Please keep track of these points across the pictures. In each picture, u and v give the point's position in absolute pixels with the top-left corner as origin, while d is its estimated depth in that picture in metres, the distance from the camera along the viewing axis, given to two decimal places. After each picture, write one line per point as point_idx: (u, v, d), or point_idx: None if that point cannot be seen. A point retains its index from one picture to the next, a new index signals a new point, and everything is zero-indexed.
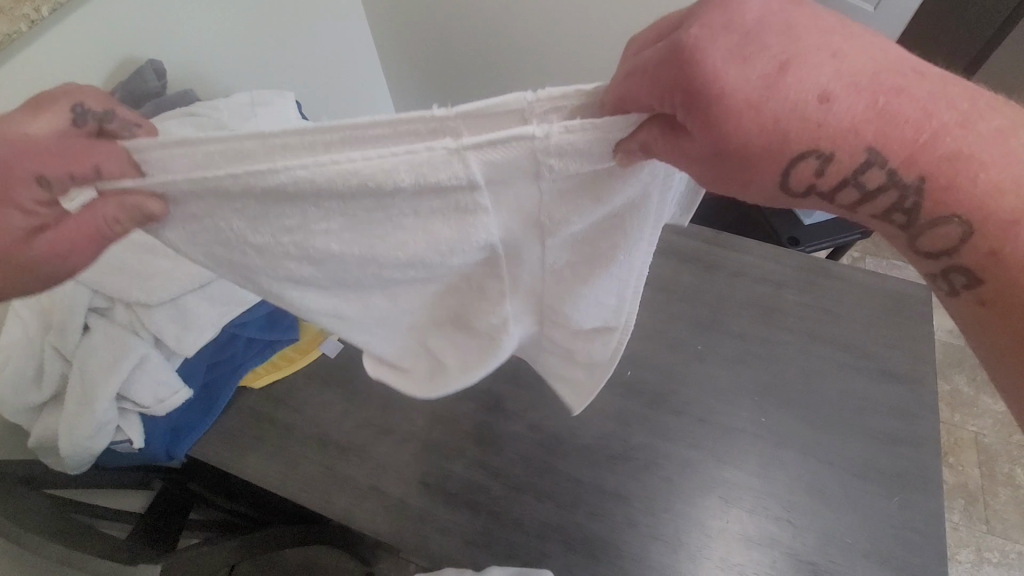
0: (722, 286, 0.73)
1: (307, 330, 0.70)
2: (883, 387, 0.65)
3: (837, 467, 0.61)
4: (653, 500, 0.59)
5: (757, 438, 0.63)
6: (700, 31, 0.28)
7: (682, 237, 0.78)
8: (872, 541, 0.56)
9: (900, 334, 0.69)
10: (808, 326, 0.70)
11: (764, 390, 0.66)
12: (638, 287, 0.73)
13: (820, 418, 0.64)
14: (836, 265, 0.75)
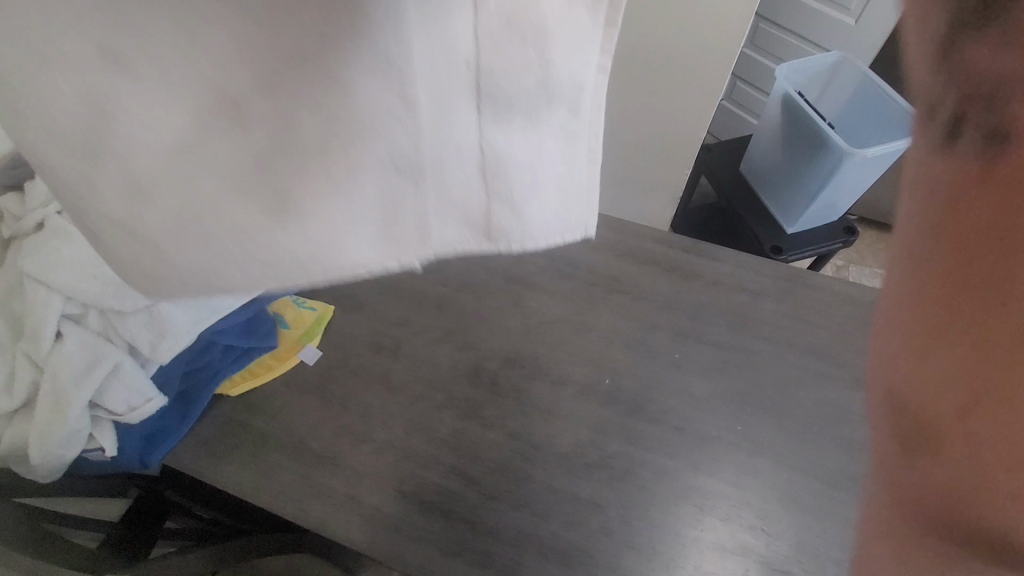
0: (700, 295, 0.74)
1: (285, 337, 0.71)
2: (857, 395, 0.66)
3: (811, 475, 0.61)
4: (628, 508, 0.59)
5: (732, 447, 0.63)
6: None
7: (662, 245, 0.78)
8: (844, 549, 0.57)
9: None
10: (784, 334, 0.71)
11: (739, 398, 0.66)
12: (617, 295, 0.74)
13: (794, 426, 0.64)
14: (813, 275, 0.76)
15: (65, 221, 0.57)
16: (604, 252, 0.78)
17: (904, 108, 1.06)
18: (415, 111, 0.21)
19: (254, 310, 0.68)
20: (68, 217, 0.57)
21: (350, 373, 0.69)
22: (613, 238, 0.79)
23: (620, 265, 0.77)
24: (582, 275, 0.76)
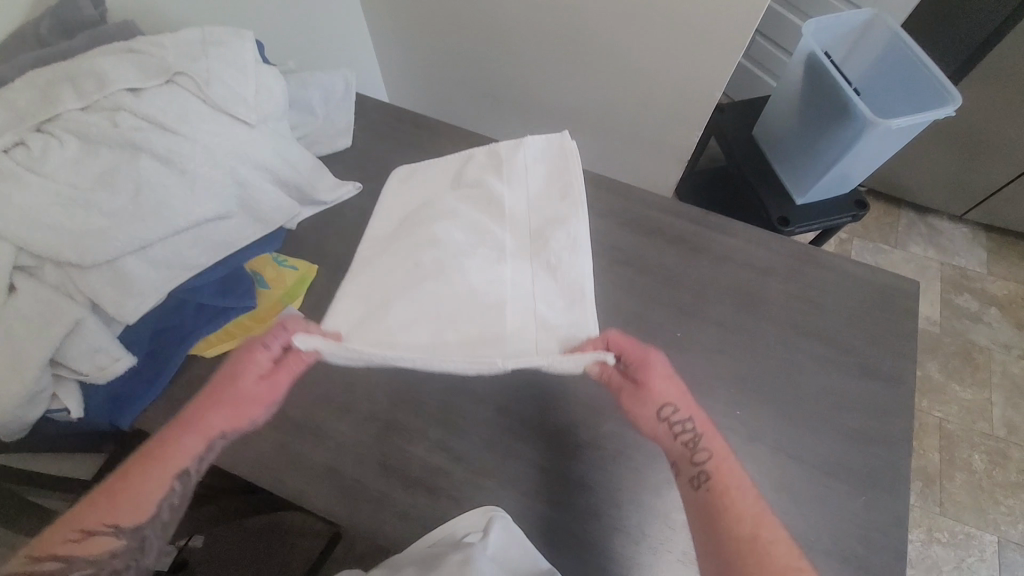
0: (707, 271, 0.70)
1: (265, 298, 0.66)
2: (861, 383, 0.64)
3: (807, 463, 0.59)
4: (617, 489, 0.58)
5: (729, 432, 0.61)
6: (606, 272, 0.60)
7: (669, 215, 0.74)
8: (834, 539, 0.56)
9: (883, 330, 0.67)
10: (792, 317, 0.67)
11: (740, 382, 0.64)
12: (619, 268, 0.70)
13: (794, 413, 0.62)
14: (827, 254, 0.72)
15: (12, 162, 0.50)
16: (608, 220, 0.73)
17: (939, 76, 0.98)
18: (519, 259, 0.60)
19: (231, 268, 0.63)
20: (16, 157, 0.50)
21: None
22: (618, 205, 0.74)
23: (624, 235, 0.72)
24: (584, 243, 0.72)
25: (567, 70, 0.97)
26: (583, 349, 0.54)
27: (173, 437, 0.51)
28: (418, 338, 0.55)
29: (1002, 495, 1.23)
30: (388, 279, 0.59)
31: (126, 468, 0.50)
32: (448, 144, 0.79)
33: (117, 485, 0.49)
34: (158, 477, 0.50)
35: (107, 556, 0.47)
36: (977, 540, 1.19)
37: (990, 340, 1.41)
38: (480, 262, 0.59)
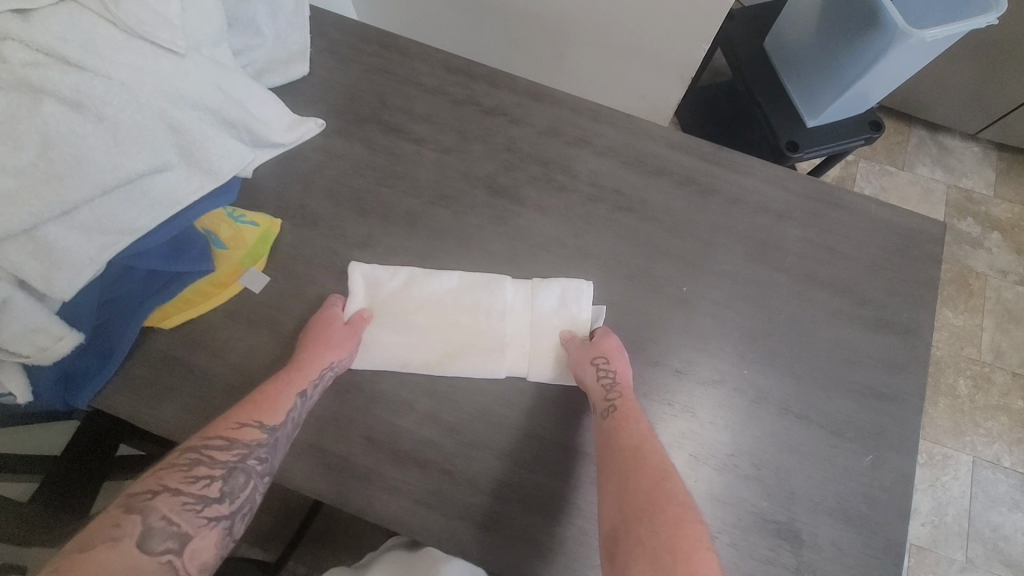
0: (717, 217, 0.63)
1: (222, 260, 0.59)
2: (876, 338, 0.60)
3: (815, 422, 0.57)
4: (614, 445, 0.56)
5: (735, 392, 0.57)
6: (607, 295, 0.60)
7: (676, 152, 0.66)
8: (838, 500, 0.54)
9: (902, 279, 0.62)
10: (808, 267, 0.62)
11: (749, 339, 0.59)
12: (620, 215, 0.63)
13: (804, 372, 0.58)
14: (847, 195, 0.65)
15: None
16: (609, 159, 0.65)
17: None
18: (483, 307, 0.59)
19: (178, 228, 0.55)
20: None
21: (305, 303, 0.59)
22: (619, 141, 0.66)
23: (627, 176, 0.64)
24: (582, 187, 0.64)
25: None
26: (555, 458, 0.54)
27: (272, 387, 0.51)
28: (404, 367, 0.57)
29: (982, 418, 1.27)
30: (391, 313, 0.59)
31: (249, 401, 0.50)
32: (423, 69, 0.68)
33: (233, 417, 0.49)
34: (277, 398, 0.51)
35: (256, 444, 0.49)
36: (953, 461, 1.24)
37: (987, 266, 1.39)
38: (466, 303, 0.59)
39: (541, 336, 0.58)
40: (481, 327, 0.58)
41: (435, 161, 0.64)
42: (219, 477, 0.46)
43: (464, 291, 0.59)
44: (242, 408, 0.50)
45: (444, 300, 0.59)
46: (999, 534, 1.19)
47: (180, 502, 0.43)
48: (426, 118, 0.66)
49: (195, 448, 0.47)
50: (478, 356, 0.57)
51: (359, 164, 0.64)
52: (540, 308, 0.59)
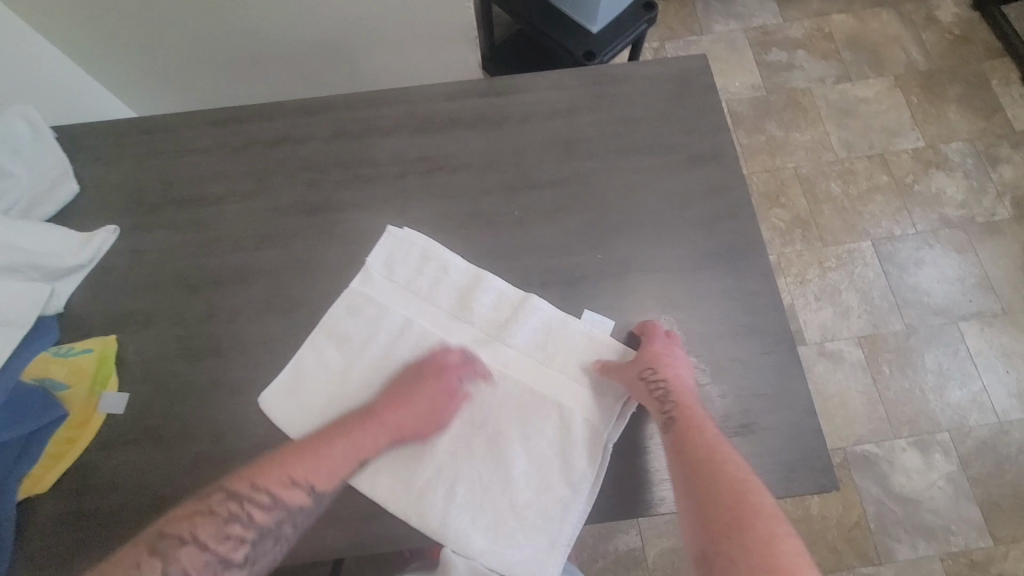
0: (517, 139, 0.66)
1: (72, 399, 0.56)
2: (694, 172, 0.64)
3: (677, 268, 0.61)
4: (553, 360, 0.58)
5: (599, 277, 0.60)
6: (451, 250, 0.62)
7: (457, 101, 0.68)
8: (721, 321, 0.59)
9: (691, 115, 0.67)
10: (611, 143, 0.66)
11: (592, 226, 0.62)
12: (433, 178, 0.65)
13: (649, 230, 0.62)
14: (618, 67, 0.69)
15: None
16: (400, 135, 0.67)
17: None
18: (378, 324, 0.60)
19: (8, 390, 0.53)
20: None
21: (173, 398, 0.57)
22: (403, 115, 0.68)
23: (422, 141, 0.66)
24: (387, 170, 0.65)
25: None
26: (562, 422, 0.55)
27: (399, 414, 0.54)
28: (352, 426, 0.56)
29: (862, 206, 1.39)
30: (301, 389, 0.57)
31: (331, 431, 0.54)
32: (193, 135, 0.67)
33: (326, 442, 0.53)
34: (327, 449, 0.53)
35: (325, 491, 0.52)
36: (857, 251, 1.35)
37: (807, 80, 1.51)
38: (355, 331, 0.59)
39: (432, 309, 0.60)
40: (382, 343, 0.59)
41: (242, 212, 0.64)
42: (286, 507, 0.51)
43: (346, 324, 0.59)
44: (324, 436, 0.53)
45: (339, 342, 0.59)
46: (921, 292, 1.31)
47: (239, 531, 0.50)
48: (217, 177, 0.65)
49: (265, 475, 0.51)
50: (394, 352, 0.59)
51: (171, 247, 0.63)
52: (416, 286, 0.61)
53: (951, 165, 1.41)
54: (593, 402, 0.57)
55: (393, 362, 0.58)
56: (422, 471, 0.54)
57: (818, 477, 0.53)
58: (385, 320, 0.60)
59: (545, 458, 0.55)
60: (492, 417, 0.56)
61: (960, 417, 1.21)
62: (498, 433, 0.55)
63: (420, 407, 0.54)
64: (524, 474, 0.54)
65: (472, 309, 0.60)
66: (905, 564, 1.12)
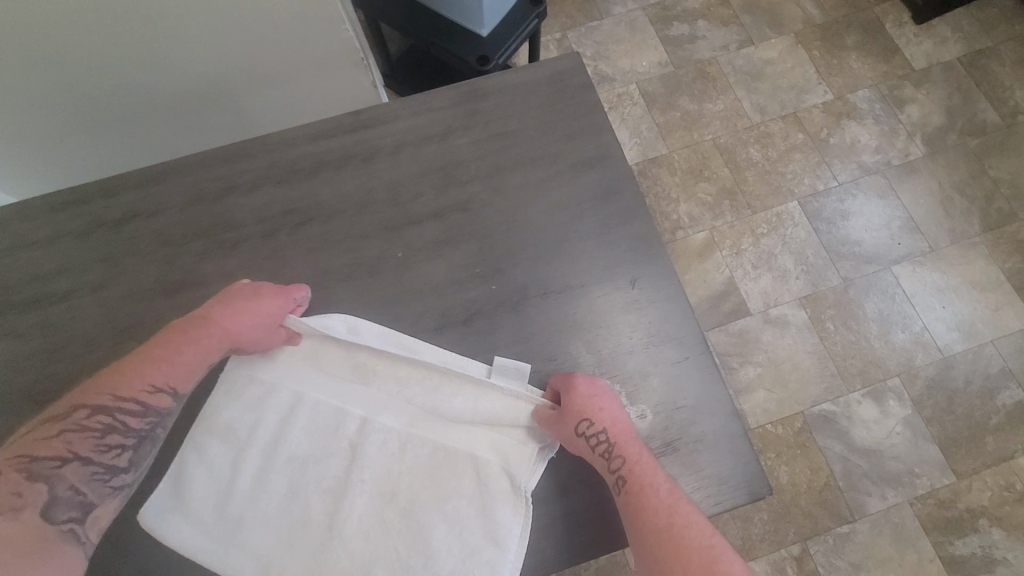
0: (390, 174, 0.61)
1: None
2: (581, 179, 0.61)
3: (577, 286, 0.57)
4: (460, 407, 0.53)
5: (498, 310, 0.56)
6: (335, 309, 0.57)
7: (320, 142, 0.63)
8: (629, 335, 0.55)
9: (571, 119, 0.63)
10: (491, 162, 0.61)
11: (481, 256, 0.58)
12: (304, 232, 0.59)
13: (543, 250, 0.58)
14: (488, 79, 0.65)
15: None
16: (262, 189, 0.61)
17: None
18: (265, 406, 0.54)
19: None
20: None
21: None
22: (262, 167, 0.62)
23: (288, 193, 0.61)
24: (253, 231, 0.60)
25: (108, 49, 0.68)
26: (480, 474, 0.51)
27: (218, 310, 0.51)
28: (251, 525, 0.50)
29: (783, 166, 1.39)
30: (190, 496, 0.51)
31: (162, 347, 0.49)
32: (27, 226, 0.60)
33: (150, 362, 0.48)
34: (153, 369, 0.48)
35: (167, 410, 0.50)
36: (786, 213, 1.35)
37: (712, 50, 1.51)
38: (240, 420, 0.53)
39: (325, 377, 0.55)
40: (275, 427, 0.53)
41: (95, 305, 0.57)
42: (130, 446, 0.48)
43: (229, 414, 0.53)
44: (159, 352, 0.49)
45: (224, 434, 0.53)
46: (851, 243, 1.32)
47: (89, 472, 0.46)
48: (61, 270, 0.58)
49: (103, 410, 0.47)
50: (285, 434, 0.53)
51: (16, 359, 0.55)
52: (306, 354, 0.55)
53: (861, 113, 1.43)
54: (514, 447, 0.51)
55: (289, 445, 0.52)
56: (332, 561, 0.49)
57: (748, 484, 0.50)
58: (273, 399, 0.54)
59: (466, 517, 0.49)
60: (403, 486, 0.51)
61: (907, 360, 1.23)
62: (415, 502, 0.50)
63: (248, 304, 0.52)
64: (444, 542, 0.48)
65: (369, 369, 0.55)
66: (878, 515, 1.13)
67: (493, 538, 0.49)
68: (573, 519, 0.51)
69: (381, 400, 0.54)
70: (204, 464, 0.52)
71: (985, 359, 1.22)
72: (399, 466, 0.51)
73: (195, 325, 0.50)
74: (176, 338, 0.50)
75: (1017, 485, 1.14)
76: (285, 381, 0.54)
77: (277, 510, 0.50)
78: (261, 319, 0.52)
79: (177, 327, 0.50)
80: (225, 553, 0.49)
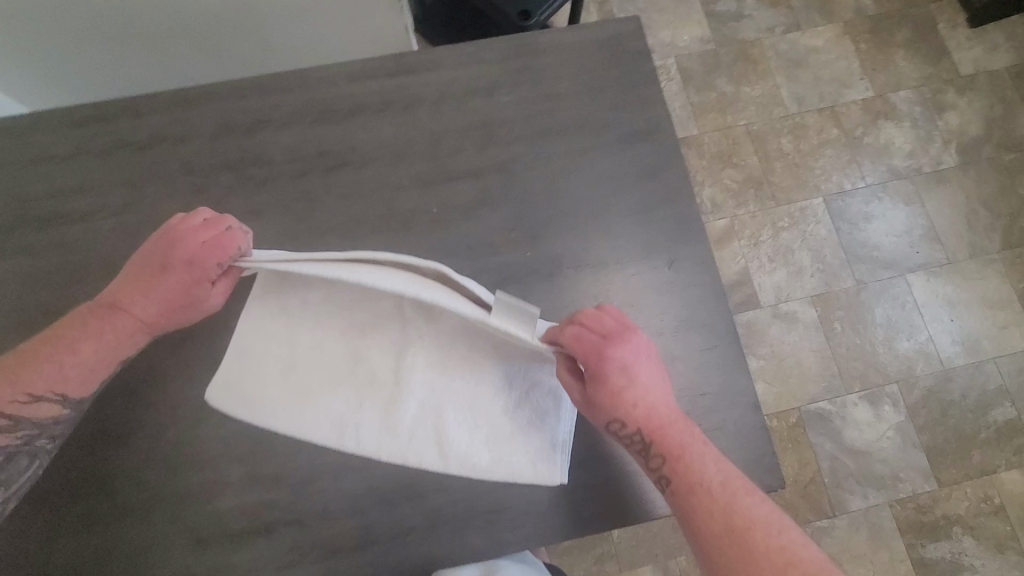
0: (430, 124, 0.59)
1: None
2: (626, 153, 0.59)
3: (611, 262, 0.56)
4: (525, 270, 0.48)
5: (531, 278, 0.55)
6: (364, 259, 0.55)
7: (360, 83, 0.60)
8: (660, 317, 0.55)
9: (623, 87, 0.60)
10: (537, 124, 0.59)
11: (517, 220, 0.56)
12: (337, 175, 0.57)
13: (581, 221, 0.57)
14: (540, 36, 0.62)
15: None
16: (296, 126, 0.58)
17: None
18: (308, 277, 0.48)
19: None
20: None
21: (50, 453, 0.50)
22: (298, 103, 0.59)
23: (323, 133, 0.58)
24: (284, 169, 0.57)
25: None
26: (554, 355, 0.48)
27: (129, 294, 0.47)
28: (314, 393, 0.48)
29: (813, 161, 1.36)
30: (244, 374, 0.47)
31: (54, 347, 0.46)
32: (47, 138, 0.57)
33: (44, 362, 0.46)
34: (40, 373, 0.46)
35: (52, 418, 0.46)
36: (809, 209, 1.33)
37: (757, 31, 1.45)
38: (282, 297, 0.48)
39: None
40: (321, 297, 0.48)
41: (115, 228, 0.55)
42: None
43: (265, 294, 0.48)
44: (49, 352, 0.46)
45: (269, 309, 0.48)
46: (870, 247, 1.31)
47: None
48: (81, 189, 0.56)
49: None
50: (335, 303, 0.48)
51: (32, 277, 0.54)
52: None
53: (899, 114, 1.39)
54: (585, 300, 0.49)
55: (339, 313, 0.48)
56: (413, 422, 0.48)
57: (762, 476, 0.51)
58: (314, 263, 0.48)
59: (517, 375, 0.49)
60: (476, 357, 0.48)
61: (908, 367, 1.24)
62: (488, 369, 0.48)
63: (158, 283, 0.46)
64: (520, 396, 0.49)
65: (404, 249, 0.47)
66: (858, 513, 1.16)
67: (553, 402, 0.49)
68: (583, 492, 0.51)
69: (436, 264, 0.47)
70: (253, 344, 0.48)
71: (984, 375, 1.24)
72: (463, 345, 0.48)
73: (102, 308, 0.47)
74: (82, 325, 0.47)
75: (994, 498, 1.17)
76: (316, 255, 0.48)
77: (342, 379, 0.48)
78: (172, 295, 0.47)
79: (85, 311, 0.47)
80: (298, 417, 0.47)
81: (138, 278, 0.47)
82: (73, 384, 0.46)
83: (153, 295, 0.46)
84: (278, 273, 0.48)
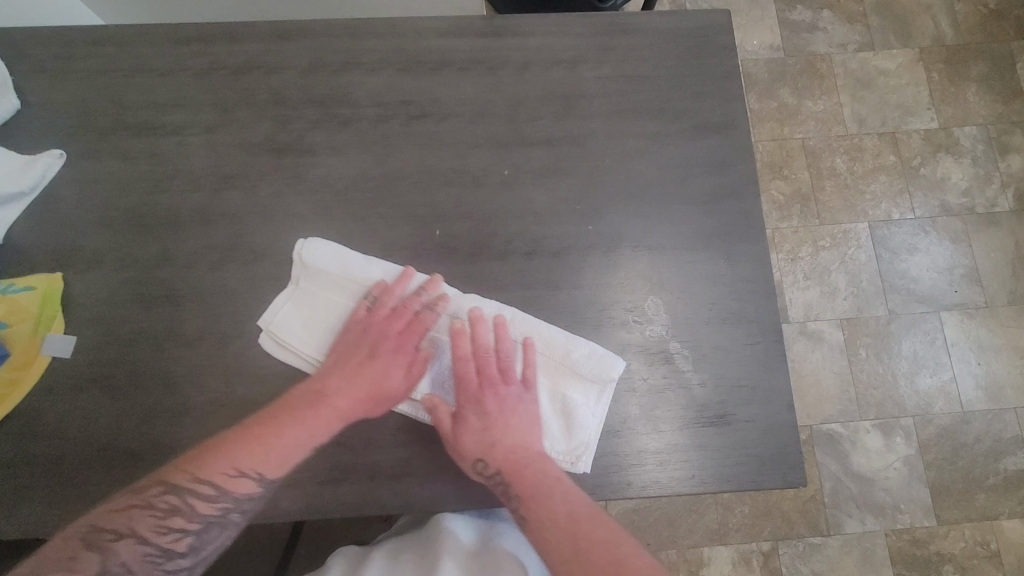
0: (511, 88, 0.60)
1: (15, 340, 0.52)
2: (700, 144, 0.59)
3: (669, 248, 0.57)
4: (567, 262, 0.56)
5: (590, 250, 0.57)
6: (433, 209, 0.57)
7: (449, 39, 0.61)
8: (710, 306, 0.56)
9: (704, 78, 0.61)
10: (615, 102, 0.60)
11: (583, 194, 0.58)
12: (417, 125, 0.59)
13: (645, 204, 0.58)
14: (630, 16, 0.62)
15: None
16: (383, 71, 0.60)
17: None
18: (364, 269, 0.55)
19: None
20: None
21: (123, 345, 0.53)
22: (387, 49, 0.61)
23: (407, 81, 0.60)
24: (366, 111, 0.59)
25: None
26: (573, 374, 0.53)
27: (336, 383, 0.51)
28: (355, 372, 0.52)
29: (865, 185, 1.35)
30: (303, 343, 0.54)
31: (269, 429, 0.49)
32: (150, 51, 0.60)
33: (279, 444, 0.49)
34: (240, 452, 0.48)
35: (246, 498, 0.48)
36: (853, 233, 1.32)
37: (828, 45, 1.42)
38: (335, 291, 0.55)
39: (366, 285, 0.55)
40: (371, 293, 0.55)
41: (203, 146, 0.58)
42: (193, 531, 0.47)
43: (321, 283, 0.55)
44: (261, 432, 0.48)
45: (331, 291, 0.55)
46: (908, 279, 1.30)
47: (143, 552, 0.45)
48: (176, 103, 0.59)
49: (177, 489, 0.46)
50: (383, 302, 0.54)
51: (123, 180, 0.57)
52: (338, 262, 0.55)
53: (961, 150, 1.37)
54: (618, 298, 0.56)
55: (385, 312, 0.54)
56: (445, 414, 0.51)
57: (786, 473, 0.52)
58: (369, 265, 0.55)
59: (555, 361, 0.54)
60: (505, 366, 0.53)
61: (926, 403, 1.24)
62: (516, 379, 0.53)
63: (364, 365, 0.52)
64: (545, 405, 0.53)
65: (463, 233, 0.57)
66: (852, 536, 1.17)
67: (584, 392, 0.53)
68: (614, 460, 0.53)
69: (489, 249, 0.56)
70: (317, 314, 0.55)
71: (1002, 423, 1.23)
72: (495, 348, 0.53)
73: (309, 395, 0.51)
74: (291, 405, 0.50)
75: (991, 544, 1.18)
76: (364, 266, 0.55)
77: (381, 368, 0.52)
78: (373, 378, 0.52)
79: (294, 394, 0.51)
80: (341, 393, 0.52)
81: (348, 364, 0.52)
82: (268, 464, 0.48)
83: (365, 380, 0.52)
84: (330, 280, 0.55)
